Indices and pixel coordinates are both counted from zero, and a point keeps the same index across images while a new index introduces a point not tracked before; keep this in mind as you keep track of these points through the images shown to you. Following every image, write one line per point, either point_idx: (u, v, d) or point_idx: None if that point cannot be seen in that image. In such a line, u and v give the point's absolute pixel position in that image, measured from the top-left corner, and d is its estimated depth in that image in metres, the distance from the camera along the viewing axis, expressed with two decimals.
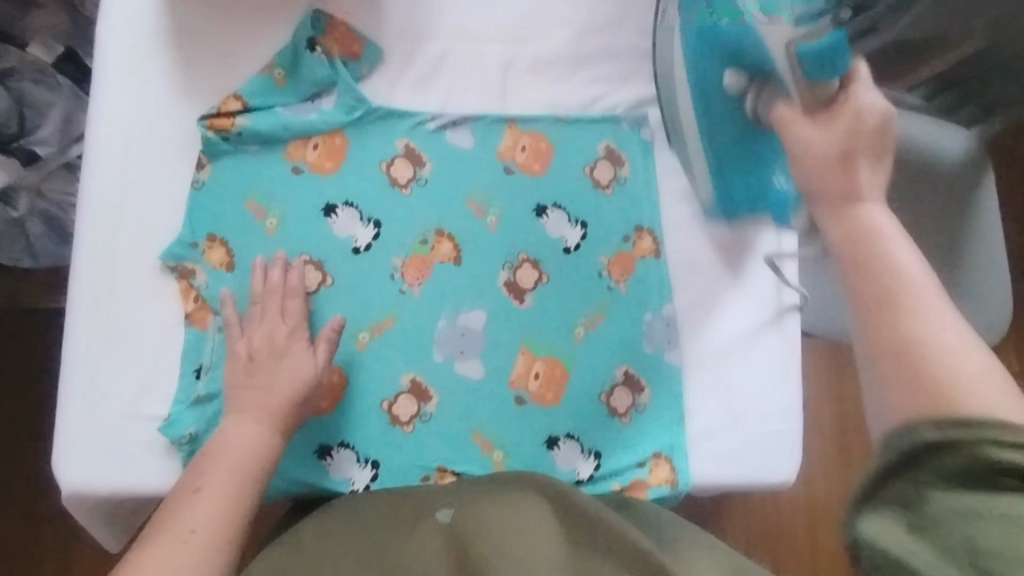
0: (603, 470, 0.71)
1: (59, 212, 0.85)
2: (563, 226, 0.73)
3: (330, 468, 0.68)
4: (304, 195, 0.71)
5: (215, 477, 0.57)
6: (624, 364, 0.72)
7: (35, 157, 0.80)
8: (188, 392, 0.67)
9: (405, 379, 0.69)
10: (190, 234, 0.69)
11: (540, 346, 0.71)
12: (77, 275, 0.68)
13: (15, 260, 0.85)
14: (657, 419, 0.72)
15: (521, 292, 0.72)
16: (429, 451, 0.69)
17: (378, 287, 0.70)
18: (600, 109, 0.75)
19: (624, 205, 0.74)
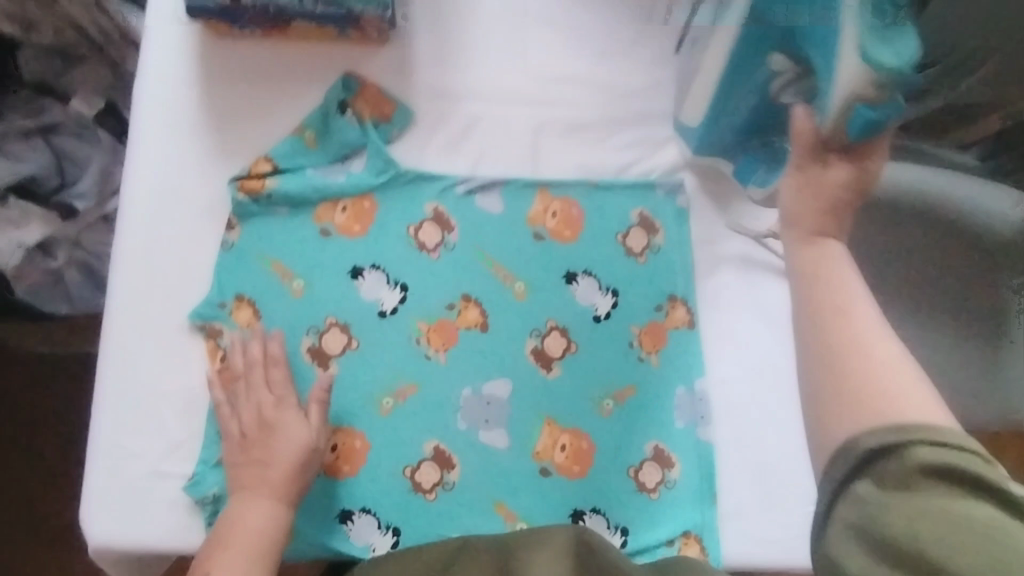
0: (630, 548, 0.68)
1: (98, 262, 0.86)
2: (594, 294, 0.71)
3: (351, 533, 0.67)
4: (332, 258, 0.70)
5: (222, 561, 0.58)
6: (654, 439, 0.70)
7: (73, 211, 0.83)
8: (211, 452, 0.66)
9: (428, 446, 0.68)
10: (218, 294, 0.69)
11: (565, 418, 0.70)
12: (108, 331, 0.67)
13: (54, 310, 0.87)
14: (687, 496, 0.69)
15: (548, 360, 0.70)
16: (450, 522, 0.67)
17: (404, 353, 0.70)
18: (635, 173, 0.73)
19: (657, 273, 0.72)
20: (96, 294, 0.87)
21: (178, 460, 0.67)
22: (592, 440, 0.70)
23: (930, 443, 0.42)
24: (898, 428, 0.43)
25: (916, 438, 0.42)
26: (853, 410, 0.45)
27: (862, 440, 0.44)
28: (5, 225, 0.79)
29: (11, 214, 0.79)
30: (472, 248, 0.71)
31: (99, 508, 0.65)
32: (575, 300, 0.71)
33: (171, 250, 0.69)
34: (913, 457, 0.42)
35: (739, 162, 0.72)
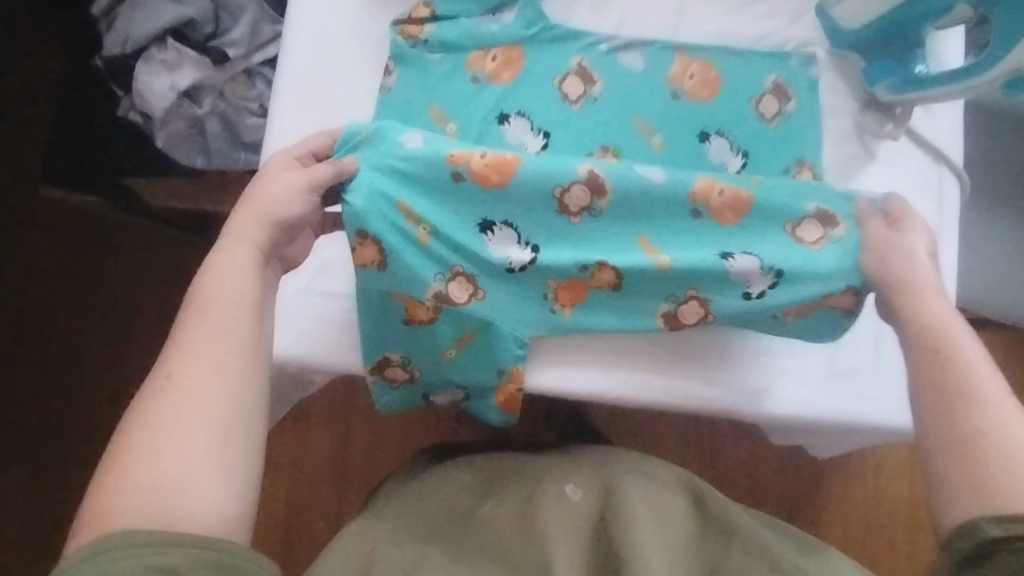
0: (781, 287, 0.70)
1: (235, 116, 0.90)
2: (726, 153, 0.74)
3: (495, 242, 0.72)
4: (480, 101, 0.73)
5: (194, 325, 0.53)
6: (817, 202, 0.71)
7: (225, 58, 0.86)
8: (371, 134, 0.70)
9: (582, 169, 0.71)
10: (380, 123, 0.72)
11: (719, 178, 0.71)
12: (267, 162, 0.73)
13: (191, 161, 0.91)
14: (845, 252, 0.69)
15: (693, 192, 0.72)
16: (596, 243, 0.71)
17: (554, 169, 0.70)
18: (771, 44, 0.76)
19: (787, 138, 0.75)
20: (232, 151, 0.92)
21: (331, 279, 0.76)
22: (755, 195, 0.70)
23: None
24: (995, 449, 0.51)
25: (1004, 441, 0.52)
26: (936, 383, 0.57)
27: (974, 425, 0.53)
28: (160, 66, 0.84)
29: (167, 57, 0.84)
30: (612, 103, 0.74)
31: None
32: (704, 155, 0.74)
33: (331, 88, 0.75)
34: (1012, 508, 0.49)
35: (871, 63, 0.74)
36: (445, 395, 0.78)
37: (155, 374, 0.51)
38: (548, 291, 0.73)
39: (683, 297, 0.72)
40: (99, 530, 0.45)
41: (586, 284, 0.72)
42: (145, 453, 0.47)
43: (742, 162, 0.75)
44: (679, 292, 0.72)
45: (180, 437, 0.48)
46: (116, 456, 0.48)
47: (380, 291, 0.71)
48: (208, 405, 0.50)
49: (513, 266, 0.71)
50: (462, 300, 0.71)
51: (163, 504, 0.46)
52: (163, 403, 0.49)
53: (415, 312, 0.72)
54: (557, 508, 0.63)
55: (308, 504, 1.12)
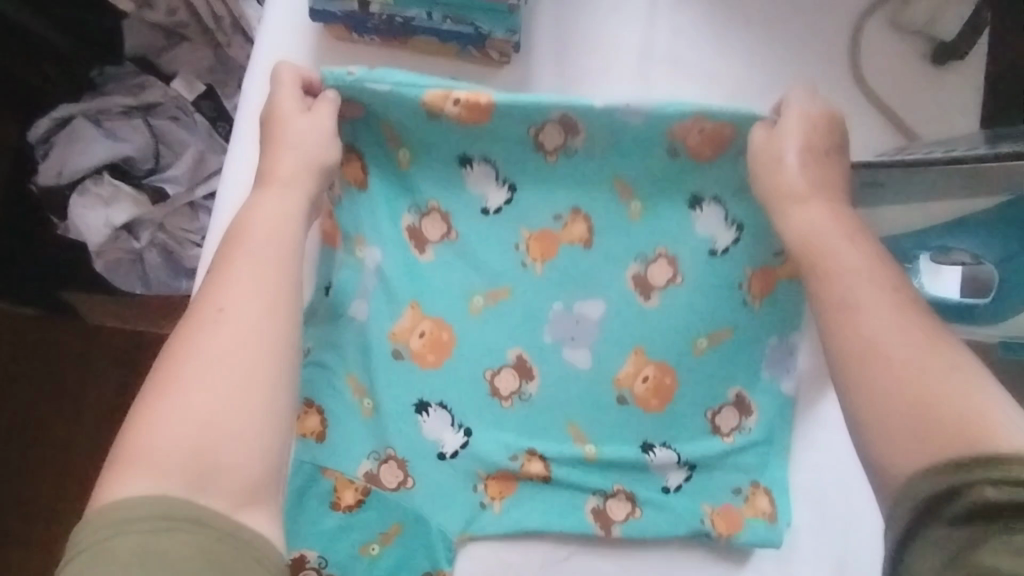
0: (694, 482, 0.67)
1: (176, 246, 0.84)
2: (715, 224, 0.67)
3: (424, 426, 0.66)
4: (416, 279, 0.68)
5: (241, 258, 0.49)
6: (740, 388, 0.68)
7: (164, 194, 0.81)
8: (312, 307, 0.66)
9: (512, 353, 0.68)
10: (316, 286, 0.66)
11: (655, 350, 0.67)
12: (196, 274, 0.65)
13: (129, 288, 0.86)
14: (760, 447, 0.67)
15: (648, 287, 0.68)
16: (522, 431, 0.67)
17: (491, 341, 0.68)
18: None
19: (768, 317, 0.67)
20: (172, 280, 0.87)
21: None
22: (679, 379, 0.67)
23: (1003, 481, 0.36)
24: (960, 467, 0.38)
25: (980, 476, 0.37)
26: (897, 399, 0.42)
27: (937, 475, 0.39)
28: (96, 200, 0.79)
29: (103, 191, 0.79)
30: (562, 270, 0.68)
31: None
32: (670, 330, 0.67)
33: None
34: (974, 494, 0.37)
35: None
36: None
37: (198, 312, 0.47)
38: (478, 483, 0.67)
39: (612, 490, 0.66)
40: (128, 474, 0.40)
41: (518, 475, 0.67)
42: (179, 398, 0.43)
43: (711, 330, 0.67)
44: (609, 484, 0.67)
45: (211, 398, 0.43)
46: (155, 395, 0.43)
47: (311, 463, 0.65)
48: (243, 360, 0.45)
49: (444, 450, 0.66)
50: (393, 486, 0.65)
51: (201, 456, 0.41)
52: (207, 339, 0.45)
53: (342, 495, 0.65)
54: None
55: None
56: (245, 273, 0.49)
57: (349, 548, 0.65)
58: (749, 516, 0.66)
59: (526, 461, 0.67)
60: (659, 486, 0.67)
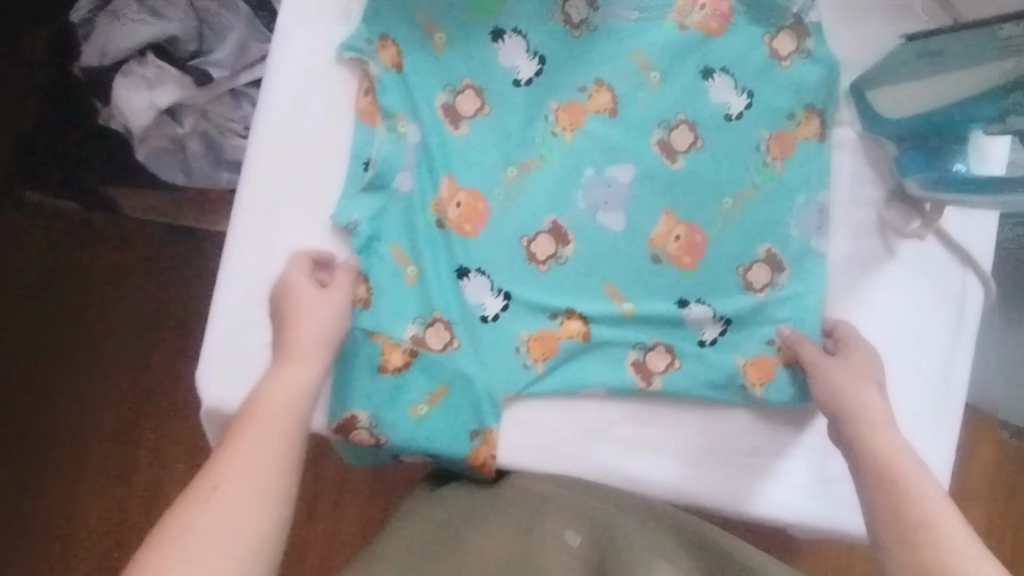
0: (729, 337, 0.70)
1: (219, 135, 0.85)
2: (729, 92, 0.71)
3: (465, 290, 0.69)
4: (449, 153, 0.69)
5: (249, 439, 0.51)
6: (768, 244, 0.70)
7: (208, 78, 0.81)
8: (355, 180, 0.68)
9: (547, 218, 0.69)
10: (358, 158, 0.69)
11: (683, 211, 0.70)
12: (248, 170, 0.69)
13: (171, 177, 0.88)
14: (794, 302, 0.69)
15: (673, 152, 0.70)
16: (560, 292, 0.69)
17: (529, 206, 0.69)
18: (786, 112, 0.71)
19: (794, 178, 0.70)
20: (213, 170, 0.88)
21: None
22: (708, 236, 0.70)
23: None
24: None
25: None
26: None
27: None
28: (140, 82, 0.79)
29: (147, 73, 0.79)
30: (596, 141, 0.70)
31: (220, 369, 0.68)
32: (700, 195, 0.70)
33: (322, 104, 0.70)
34: None
35: (905, 154, 0.66)
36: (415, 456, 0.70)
37: (195, 486, 0.48)
38: (520, 345, 0.68)
39: (651, 344, 0.69)
40: None
41: (558, 333, 0.69)
42: (179, 561, 0.44)
43: (735, 190, 0.71)
44: (648, 338, 0.69)
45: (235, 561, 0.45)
46: (146, 569, 0.44)
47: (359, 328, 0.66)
48: (257, 530, 0.47)
49: (486, 313, 0.69)
50: (439, 347, 0.67)
51: None
52: (224, 479, 0.48)
53: (391, 357, 0.67)
54: (556, 551, 0.59)
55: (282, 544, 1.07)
56: (247, 457, 0.50)
57: (400, 406, 0.67)
58: (782, 364, 0.69)
59: (565, 320, 0.69)
60: (696, 339, 0.69)
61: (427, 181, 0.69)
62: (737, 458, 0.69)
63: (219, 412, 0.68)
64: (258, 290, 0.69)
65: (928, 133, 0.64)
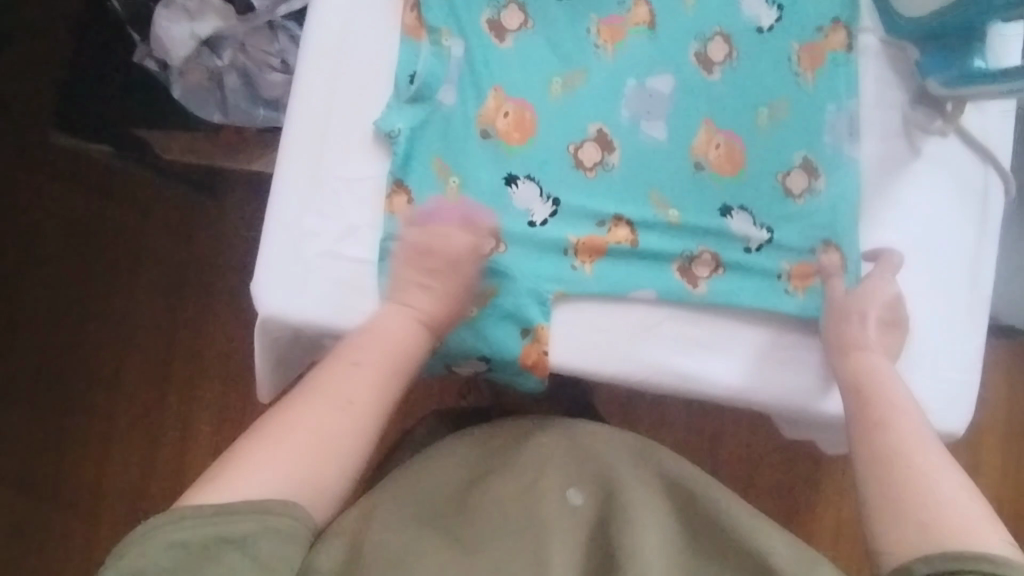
0: (774, 244, 0.72)
1: (256, 71, 0.86)
2: (760, 7, 0.74)
3: (514, 197, 0.71)
4: (493, 66, 0.71)
5: (372, 355, 0.64)
6: (805, 151, 0.72)
7: (250, 9, 0.84)
8: (403, 93, 0.70)
9: (592, 128, 0.72)
10: (406, 72, 0.71)
11: (722, 120, 0.73)
12: (298, 89, 0.71)
13: (209, 116, 0.88)
14: (831, 204, 0.72)
15: (710, 64, 0.73)
16: (606, 200, 0.71)
17: (573, 118, 0.72)
18: (815, 25, 0.74)
19: (823, 87, 0.73)
20: (250, 107, 0.88)
21: (358, 244, 0.70)
22: (747, 143, 0.73)
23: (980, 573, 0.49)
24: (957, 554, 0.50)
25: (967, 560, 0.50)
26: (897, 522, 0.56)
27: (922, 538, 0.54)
28: (180, 13, 0.82)
29: (189, 3, 0.82)
30: (636, 54, 0.73)
31: (273, 280, 0.69)
32: (738, 104, 0.73)
33: (367, 22, 0.72)
34: None
35: (926, 55, 0.72)
36: (468, 364, 0.72)
37: (327, 383, 0.61)
38: (570, 247, 0.71)
39: (696, 252, 0.71)
40: (252, 461, 0.55)
41: (606, 239, 0.71)
42: (298, 431, 0.58)
43: (771, 101, 0.73)
44: (693, 247, 0.71)
45: (288, 467, 0.56)
46: (282, 422, 0.59)
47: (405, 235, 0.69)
48: (330, 452, 0.58)
49: (534, 219, 0.71)
50: (484, 252, 0.70)
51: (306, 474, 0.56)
52: (343, 383, 0.62)
53: None
54: (555, 505, 0.62)
55: None
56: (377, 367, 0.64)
57: None
58: (824, 272, 0.71)
59: (613, 227, 0.71)
60: (742, 247, 0.72)
61: (473, 95, 0.71)
62: (771, 357, 0.71)
63: (273, 322, 0.69)
64: (312, 204, 0.70)
65: (943, 32, 0.70)
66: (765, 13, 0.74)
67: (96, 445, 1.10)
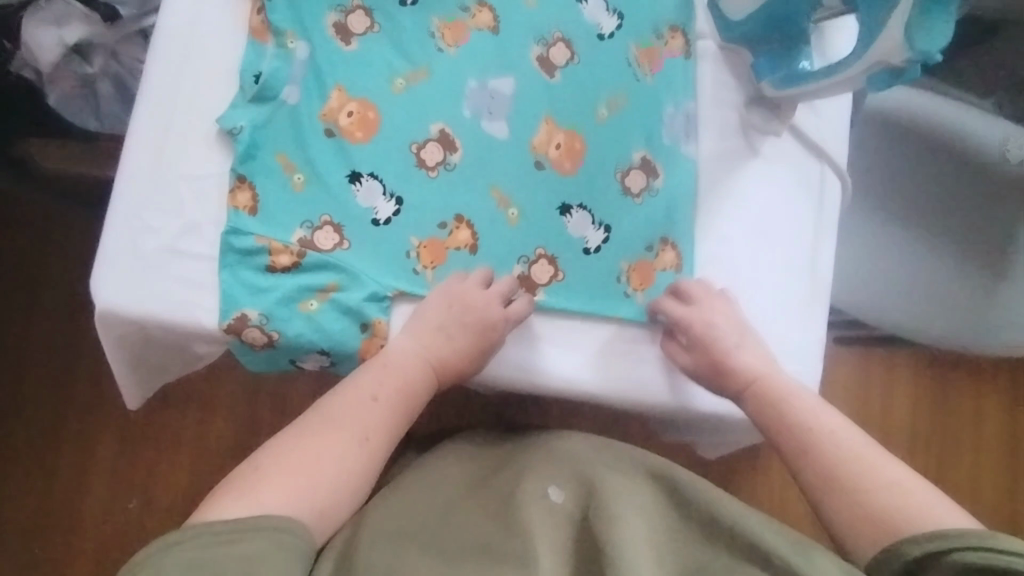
0: (611, 243, 0.74)
1: (129, 78, 0.90)
2: (601, 14, 0.77)
3: (357, 195, 0.72)
4: (337, 67, 0.73)
5: (386, 385, 0.68)
6: (643, 149, 0.75)
7: (116, 16, 0.86)
8: (246, 92, 0.72)
9: (435, 128, 0.74)
10: (251, 73, 0.72)
11: (563, 119, 0.75)
12: (145, 89, 0.72)
13: (83, 123, 0.90)
14: (667, 201, 0.75)
15: (551, 67, 0.76)
16: (447, 198, 0.73)
17: (418, 116, 0.74)
18: (653, 32, 0.77)
19: (661, 88, 0.76)
20: (122, 112, 0.91)
21: (199, 240, 0.70)
22: (587, 142, 0.75)
23: (971, 547, 0.51)
24: (946, 537, 0.53)
25: (955, 543, 0.52)
26: (875, 536, 0.58)
27: (905, 549, 0.55)
28: (46, 20, 0.82)
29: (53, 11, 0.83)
30: (477, 56, 0.75)
31: (110, 275, 0.69)
32: (577, 104, 0.75)
33: (217, 26, 0.74)
34: (953, 559, 0.52)
35: (758, 56, 0.74)
36: (311, 360, 0.72)
37: (345, 410, 0.66)
38: (411, 249, 0.72)
39: (533, 256, 0.73)
40: (265, 484, 0.59)
41: (446, 243, 0.73)
42: (309, 458, 0.62)
43: (608, 100, 0.75)
44: (530, 250, 0.73)
45: (297, 488, 0.60)
46: (295, 449, 0.63)
47: (246, 231, 0.70)
48: (343, 482, 0.62)
49: (378, 217, 0.72)
50: (327, 248, 0.71)
51: (314, 497, 0.60)
52: (352, 413, 0.66)
53: (278, 258, 0.70)
54: (542, 507, 0.60)
55: (201, 491, 1.17)
56: (390, 404, 0.67)
57: (291, 305, 0.70)
58: (658, 269, 0.74)
59: (455, 228, 0.73)
60: (580, 246, 0.73)
61: (318, 94, 0.73)
62: (622, 353, 0.73)
63: (110, 316, 0.69)
64: (154, 200, 0.70)
65: (768, 34, 0.72)
66: (606, 21, 0.77)
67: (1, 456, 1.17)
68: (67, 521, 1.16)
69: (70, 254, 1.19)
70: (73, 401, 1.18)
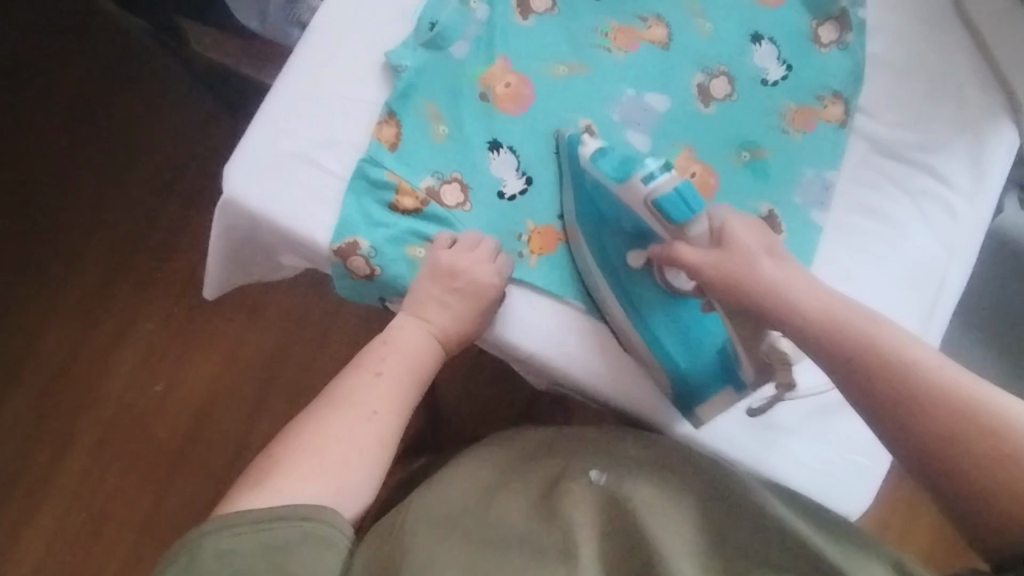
0: None
1: None
2: (770, 61, 0.78)
3: (491, 163, 0.73)
4: (508, 38, 0.75)
5: (391, 361, 0.67)
6: (771, 203, 0.75)
7: None
8: (419, 36, 0.74)
9: (580, 122, 0.75)
10: (428, 20, 0.74)
11: (702, 151, 0.76)
12: (325, 6, 0.75)
13: (245, 22, 0.93)
14: None
15: (708, 97, 0.77)
16: None
17: (568, 107, 0.75)
18: (814, 93, 0.77)
19: (808, 149, 0.76)
20: (287, 27, 0.93)
21: (333, 159, 0.72)
22: (720, 180, 0.75)
23: None
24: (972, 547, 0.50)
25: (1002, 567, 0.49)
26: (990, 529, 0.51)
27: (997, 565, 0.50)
28: None
29: None
30: (640, 67, 0.77)
31: (245, 168, 0.71)
32: (720, 140, 0.76)
33: None
34: None
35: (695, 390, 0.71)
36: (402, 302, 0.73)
37: (354, 378, 0.66)
38: (525, 232, 0.74)
39: None
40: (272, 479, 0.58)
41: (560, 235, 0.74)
42: (306, 444, 0.61)
43: (753, 147, 0.76)
44: None
45: (306, 472, 0.60)
46: (297, 438, 0.62)
47: (381, 165, 0.71)
48: (350, 458, 0.62)
49: (504, 191, 0.74)
50: (450, 205, 0.72)
51: (325, 485, 0.60)
52: (358, 388, 0.65)
53: (403, 199, 0.71)
54: (579, 493, 0.66)
55: (223, 395, 1.19)
56: (393, 380, 0.67)
57: (401, 247, 0.72)
58: None
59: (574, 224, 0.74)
60: None
61: (482, 58, 0.75)
62: None
63: (231, 204, 0.71)
64: (304, 111, 0.72)
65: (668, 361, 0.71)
66: (773, 69, 0.78)
67: (49, 305, 1.20)
68: (93, 382, 1.19)
69: (179, 138, 1.23)
70: (137, 274, 1.21)
